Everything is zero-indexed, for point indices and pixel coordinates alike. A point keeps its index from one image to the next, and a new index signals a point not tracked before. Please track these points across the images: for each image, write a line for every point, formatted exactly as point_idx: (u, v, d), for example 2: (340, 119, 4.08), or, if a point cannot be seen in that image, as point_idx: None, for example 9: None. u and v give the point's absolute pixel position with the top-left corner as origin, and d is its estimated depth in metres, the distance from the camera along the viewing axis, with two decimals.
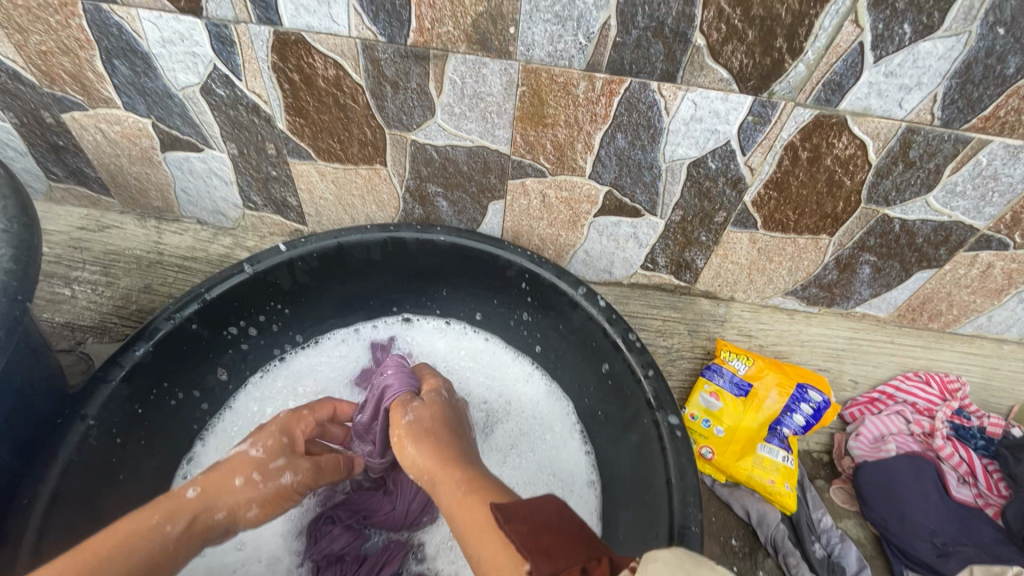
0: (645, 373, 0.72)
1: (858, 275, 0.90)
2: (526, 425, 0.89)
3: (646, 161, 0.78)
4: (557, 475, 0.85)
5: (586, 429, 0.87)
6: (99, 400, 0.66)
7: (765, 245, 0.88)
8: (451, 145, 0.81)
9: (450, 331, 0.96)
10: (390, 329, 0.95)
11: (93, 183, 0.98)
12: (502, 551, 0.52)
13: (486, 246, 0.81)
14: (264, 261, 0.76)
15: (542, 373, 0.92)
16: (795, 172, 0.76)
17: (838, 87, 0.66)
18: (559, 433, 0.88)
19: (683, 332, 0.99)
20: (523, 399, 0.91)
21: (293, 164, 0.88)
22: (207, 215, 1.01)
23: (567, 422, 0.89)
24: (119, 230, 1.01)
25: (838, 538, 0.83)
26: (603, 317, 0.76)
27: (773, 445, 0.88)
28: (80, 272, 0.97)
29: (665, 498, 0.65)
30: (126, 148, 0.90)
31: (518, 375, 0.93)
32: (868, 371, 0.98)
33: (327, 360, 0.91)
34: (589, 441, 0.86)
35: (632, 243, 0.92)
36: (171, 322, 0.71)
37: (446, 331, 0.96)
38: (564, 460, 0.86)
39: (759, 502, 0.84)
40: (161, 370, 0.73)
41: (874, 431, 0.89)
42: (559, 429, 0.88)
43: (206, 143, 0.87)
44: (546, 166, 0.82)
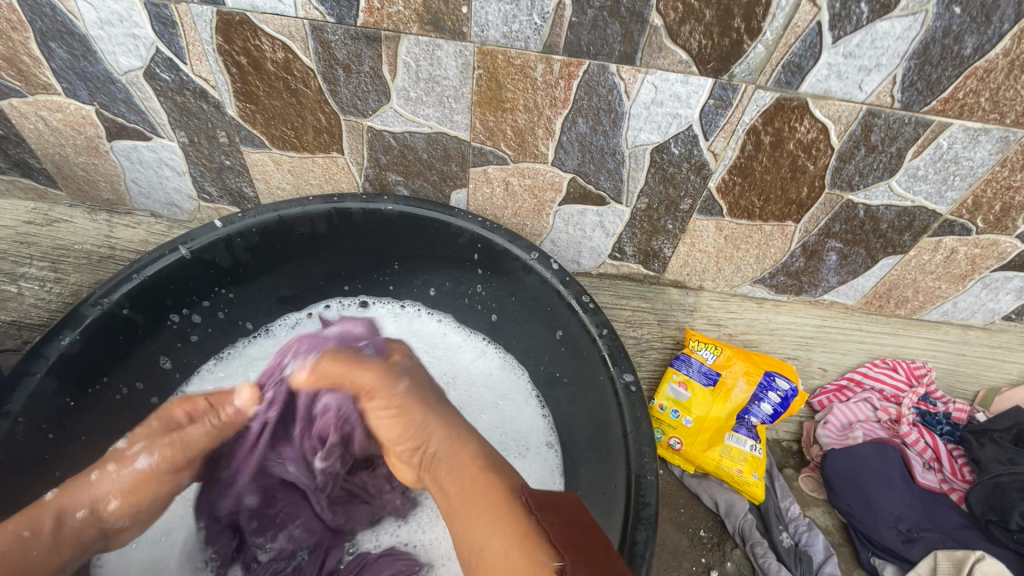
0: (600, 332, 0.72)
1: (825, 263, 0.90)
2: (476, 393, 0.88)
3: (608, 147, 0.76)
4: (509, 437, 0.84)
5: (543, 395, 0.86)
6: (23, 394, 0.62)
7: (731, 233, 0.87)
8: (409, 132, 0.79)
9: (403, 314, 0.93)
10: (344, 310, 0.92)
11: (39, 175, 0.93)
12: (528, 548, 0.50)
13: (436, 214, 0.79)
14: (199, 240, 0.74)
15: (497, 347, 0.91)
16: (758, 157, 0.75)
17: (797, 69, 0.65)
18: (515, 400, 0.87)
19: (652, 322, 0.97)
20: (472, 372, 0.90)
21: (246, 153, 0.85)
22: (161, 208, 0.97)
23: (523, 390, 0.88)
24: (69, 224, 0.97)
25: (805, 526, 0.83)
26: (557, 280, 0.76)
27: (741, 434, 0.87)
28: (27, 268, 0.92)
29: (622, 450, 0.65)
30: (71, 137, 0.86)
31: (468, 351, 0.92)
32: (837, 358, 0.97)
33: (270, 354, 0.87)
34: (546, 405, 0.85)
35: (598, 232, 0.91)
36: (98, 308, 0.68)
37: (398, 314, 0.93)
38: (520, 423, 0.85)
39: (726, 492, 0.84)
40: (94, 359, 0.69)
41: (842, 418, 0.89)
42: (514, 397, 0.87)
43: (154, 132, 0.83)
44: (507, 153, 0.79)
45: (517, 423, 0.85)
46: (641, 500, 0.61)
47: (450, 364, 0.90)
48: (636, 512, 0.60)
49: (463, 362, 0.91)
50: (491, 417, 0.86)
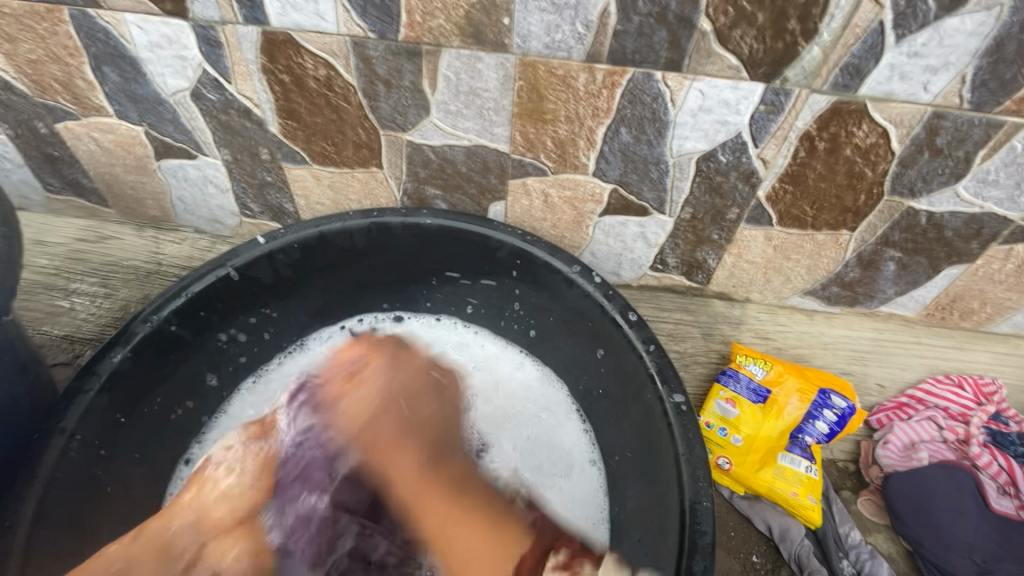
0: (646, 349, 0.69)
1: (882, 273, 0.85)
2: (518, 407, 0.86)
3: (652, 156, 0.74)
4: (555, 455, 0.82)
5: (585, 409, 0.83)
6: (77, 410, 0.63)
7: (781, 242, 0.84)
8: (448, 145, 0.78)
9: (440, 327, 0.92)
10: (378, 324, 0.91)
11: (90, 194, 0.97)
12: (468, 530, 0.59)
13: (475, 227, 0.78)
14: (242, 257, 0.75)
15: (534, 361, 0.89)
16: (812, 164, 0.72)
17: (857, 71, 0.61)
18: (555, 417, 0.85)
19: (696, 336, 0.94)
20: (512, 388, 0.88)
21: (287, 169, 0.86)
22: (205, 224, 0.99)
23: (564, 404, 0.86)
24: (118, 241, 1.00)
25: (867, 554, 0.78)
26: (599, 294, 0.74)
27: (795, 454, 0.82)
28: (79, 284, 0.95)
29: (675, 473, 0.62)
30: (121, 157, 0.88)
31: (508, 365, 0.89)
32: (895, 374, 0.92)
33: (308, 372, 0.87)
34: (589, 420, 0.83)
35: (639, 243, 0.88)
36: (148, 325, 0.69)
37: (435, 327, 0.92)
38: (561, 440, 0.83)
39: (781, 516, 0.80)
40: (143, 375, 0.70)
41: (904, 438, 0.84)
42: (554, 414, 0.85)
43: (200, 150, 0.85)
44: (547, 164, 0.78)
45: (559, 438, 0.83)
46: (697, 527, 0.58)
47: (491, 379, 0.88)
48: (692, 540, 0.57)
49: (503, 377, 0.89)
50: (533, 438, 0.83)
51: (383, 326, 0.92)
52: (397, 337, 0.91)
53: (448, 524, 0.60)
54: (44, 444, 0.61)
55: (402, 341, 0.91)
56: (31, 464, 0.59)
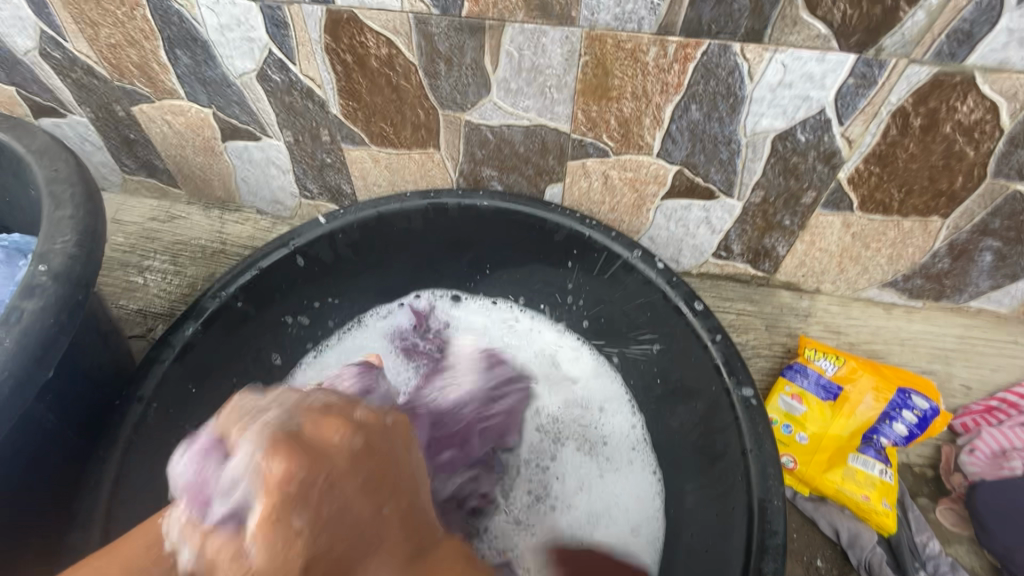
0: (713, 339, 0.66)
1: (976, 264, 0.78)
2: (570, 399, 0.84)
3: (723, 135, 0.70)
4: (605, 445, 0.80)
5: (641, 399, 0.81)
6: (153, 380, 0.66)
7: (860, 230, 0.78)
8: (507, 124, 0.76)
9: (496, 311, 0.91)
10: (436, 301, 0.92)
11: (162, 175, 1.01)
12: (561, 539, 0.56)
13: (533, 209, 0.76)
14: (304, 236, 0.76)
15: (591, 348, 0.87)
16: (904, 143, 0.66)
17: (967, 38, 0.55)
18: (611, 405, 0.83)
19: (760, 327, 0.89)
20: (567, 375, 0.86)
21: (346, 150, 0.87)
22: (266, 205, 1.02)
23: (619, 392, 0.84)
24: (186, 220, 1.04)
25: (947, 567, 0.72)
26: (663, 281, 0.71)
27: (868, 456, 0.78)
28: (151, 261, 1.00)
29: (741, 470, 0.59)
30: (190, 138, 0.92)
31: (563, 351, 0.88)
32: (983, 375, 0.84)
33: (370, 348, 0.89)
34: (641, 411, 0.81)
35: (703, 229, 0.84)
36: (217, 300, 0.71)
37: (491, 310, 0.92)
38: (617, 426, 0.81)
39: (849, 520, 0.75)
40: (213, 349, 0.73)
41: (993, 444, 0.77)
42: (609, 400, 0.83)
43: (263, 132, 0.87)
44: (609, 145, 0.75)
45: (608, 427, 0.81)
46: (766, 527, 0.55)
47: (547, 367, 0.87)
48: (761, 541, 0.55)
49: (559, 364, 0.87)
50: (586, 428, 0.82)
51: (441, 304, 0.92)
52: (452, 316, 0.92)
53: None
54: (124, 410, 0.64)
55: (457, 321, 0.91)
56: (113, 429, 0.63)
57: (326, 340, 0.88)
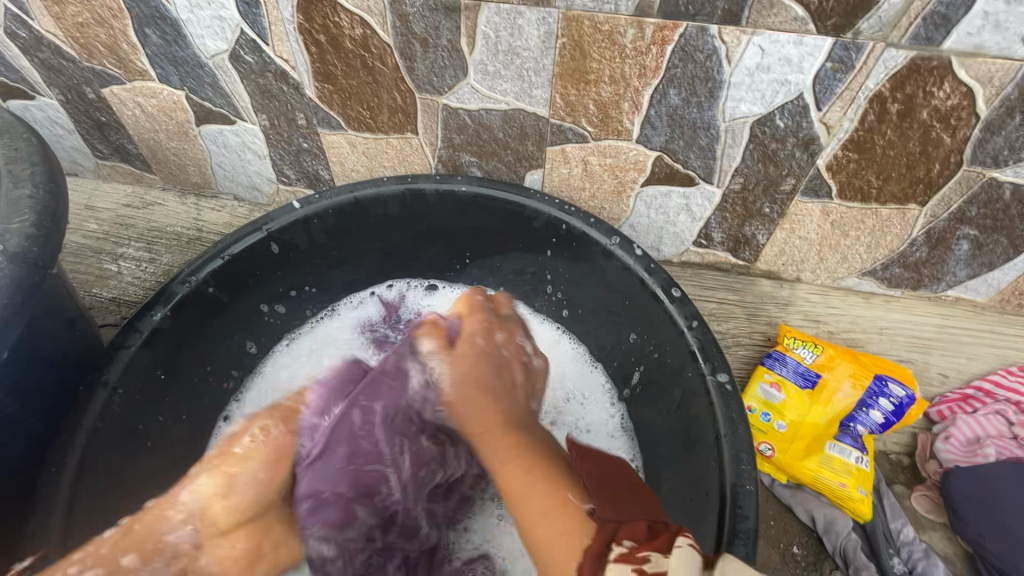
0: (689, 325, 0.65)
1: (953, 252, 0.78)
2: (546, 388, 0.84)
3: (702, 121, 0.69)
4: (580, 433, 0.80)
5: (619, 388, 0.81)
6: (119, 365, 0.64)
7: (839, 218, 0.78)
8: (485, 109, 0.75)
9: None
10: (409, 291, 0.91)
11: (136, 160, 0.99)
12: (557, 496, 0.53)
13: (511, 194, 0.75)
14: (278, 221, 0.74)
15: (570, 336, 0.87)
16: (882, 130, 0.65)
17: (943, 21, 0.54)
18: (588, 393, 0.82)
19: (740, 316, 0.89)
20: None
21: (323, 135, 0.85)
22: (244, 191, 1.00)
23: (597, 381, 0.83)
24: (162, 207, 1.02)
25: (921, 553, 0.72)
26: (640, 267, 0.70)
27: (845, 444, 0.78)
28: (125, 248, 0.98)
29: (714, 455, 0.59)
30: (163, 122, 0.89)
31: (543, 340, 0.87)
32: (960, 363, 0.85)
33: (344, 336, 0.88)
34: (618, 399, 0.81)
35: (683, 217, 0.84)
36: (187, 285, 0.70)
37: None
38: (592, 412, 0.81)
39: (825, 507, 0.75)
40: (183, 335, 0.71)
41: (967, 432, 0.78)
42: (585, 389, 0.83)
43: (238, 115, 0.85)
44: (588, 130, 0.74)
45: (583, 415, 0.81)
46: (738, 512, 0.55)
47: None
48: (732, 525, 0.54)
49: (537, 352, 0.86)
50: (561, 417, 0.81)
51: (413, 295, 0.91)
52: (425, 306, 0.91)
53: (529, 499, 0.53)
54: (88, 396, 0.62)
55: (431, 309, 0.90)
56: (77, 416, 0.61)
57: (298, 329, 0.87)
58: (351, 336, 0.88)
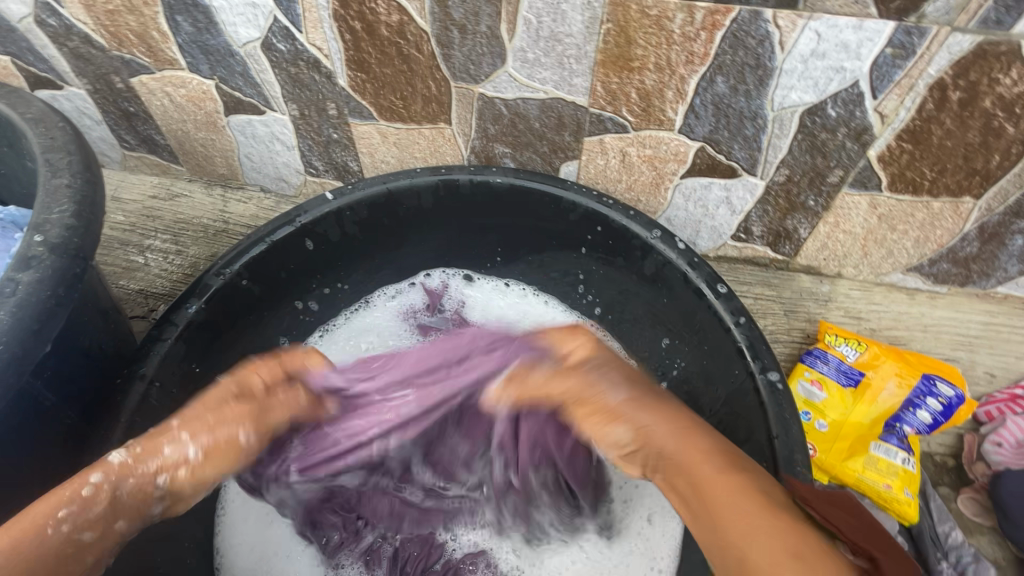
0: (735, 321, 0.63)
1: (1006, 248, 0.75)
2: None
3: (749, 110, 0.67)
4: None
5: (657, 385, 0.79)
6: (155, 359, 0.63)
7: (887, 211, 0.75)
8: (522, 98, 0.73)
9: (509, 293, 0.89)
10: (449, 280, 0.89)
11: (163, 151, 0.98)
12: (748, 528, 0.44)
13: (548, 186, 0.74)
14: (311, 212, 0.73)
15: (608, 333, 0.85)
16: (940, 119, 0.63)
17: (1017, 3, 0.51)
18: None
19: (778, 312, 0.87)
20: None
21: (353, 125, 0.84)
22: (270, 183, 0.99)
23: None
24: (188, 199, 1.01)
25: (971, 557, 0.70)
26: (683, 261, 0.68)
27: (891, 444, 0.75)
28: (152, 240, 0.98)
29: (766, 456, 0.57)
30: (192, 112, 0.88)
31: None
32: (1008, 362, 0.82)
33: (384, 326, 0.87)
34: None
35: (722, 210, 0.82)
36: (221, 278, 0.69)
37: (505, 292, 0.89)
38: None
39: (869, 509, 0.73)
40: (217, 328, 0.70)
41: (1018, 434, 0.75)
42: None
43: (268, 105, 0.84)
44: (628, 120, 0.72)
45: None
46: None
47: None
48: None
49: None
50: None
51: (455, 284, 0.90)
52: (469, 297, 0.89)
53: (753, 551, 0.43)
54: (126, 389, 0.61)
55: (474, 301, 0.89)
56: (114, 409, 0.60)
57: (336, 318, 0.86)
58: (391, 326, 0.87)
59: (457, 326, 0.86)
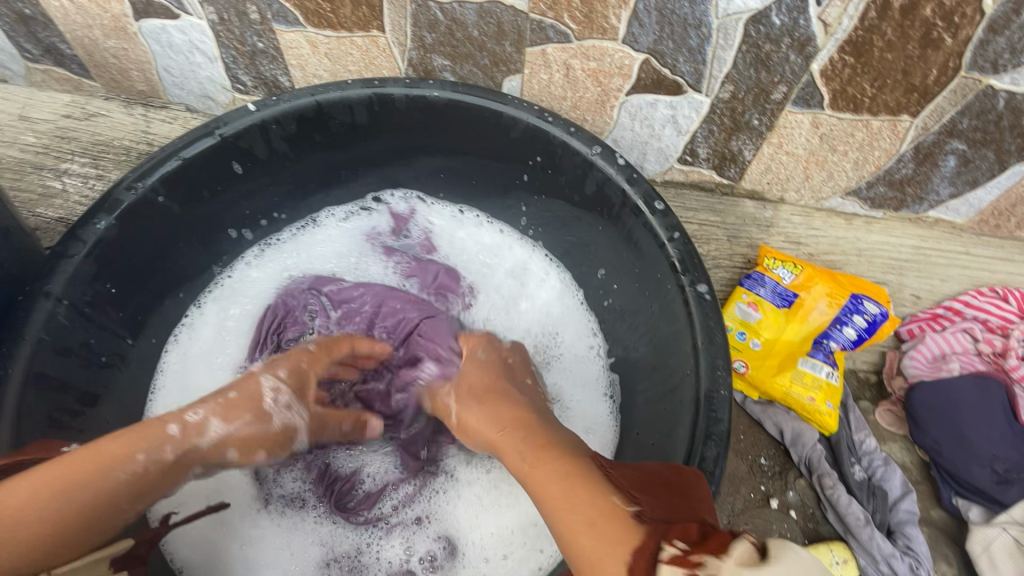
0: (669, 238, 0.63)
1: (940, 169, 0.76)
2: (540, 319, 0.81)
3: (693, 16, 0.64)
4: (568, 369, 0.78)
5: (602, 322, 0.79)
6: (63, 276, 0.60)
7: (829, 130, 0.74)
8: (457, 1, 0.68)
9: (464, 221, 0.86)
10: (409, 203, 0.86)
11: (71, 64, 0.89)
12: (604, 515, 0.39)
13: (487, 100, 0.70)
14: (232, 124, 0.67)
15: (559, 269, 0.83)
16: (882, 28, 0.61)
17: None
18: (576, 337, 0.80)
19: (721, 238, 0.88)
20: (535, 297, 0.83)
21: (279, 32, 0.77)
22: (196, 101, 0.92)
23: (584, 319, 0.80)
24: (106, 118, 0.93)
25: (881, 460, 0.77)
26: (622, 177, 0.66)
27: (818, 359, 0.79)
28: (70, 164, 0.91)
29: (690, 365, 0.59)
30: (97, 16, 0.79)
31: (538, 274, 0.84)
32: (933, 285, 0.86)
33: (332, 244, 0.84)
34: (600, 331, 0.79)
35: (668, 130, 0.80)
36: (133, 193, 0.63)
37: (462, 220, 0.86)
38: (581, 351, 0.79)
39: (794, 420, 0.78)
40: (131, 247, 0.66)
41: (934, 349, 0.80)
42: (574, 326, 0.80)
43: (181, 8, 0.75)
44: (571, 28, 0.68)
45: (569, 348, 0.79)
46: (711, 415, 0.55)
47: (526, 284, 0.83)
48: (705, 428, 0.55)
49: (532, 284, 0.83)
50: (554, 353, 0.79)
51: (420, 209, 0.86)
52: (434, 226, 0.86)
53: (565, 501, 0.41)
54: (30, 305, 0.58)
55: (439, 231, 0.86)
56: (17, 325, 0.57)
57: (273, 237, 0.82)
58: (343, 248, 0.84)
59: (424, 253, 0.86)
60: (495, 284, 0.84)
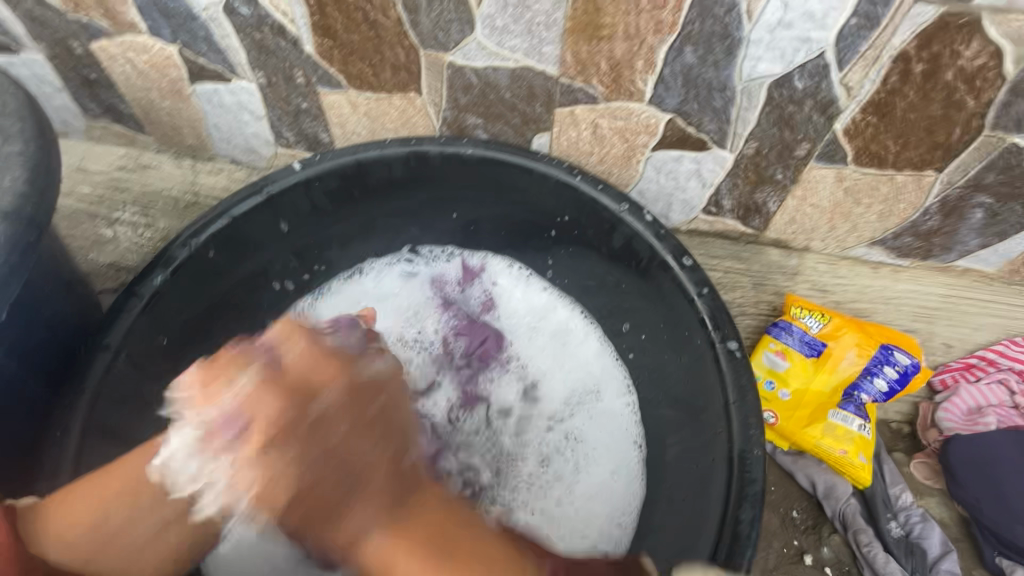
0: (698, 292, 0.64)
1: (967, 221, 0.77)
2: (577, 378, 0.82)
3: (718, 80, 0.67)
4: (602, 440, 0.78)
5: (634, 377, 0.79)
6: (120, 330, 0.63)
7: (853, 184, 0.76)
8: (491, 67, 0.72)
9: (520, 280, 0.88)
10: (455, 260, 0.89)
11: (128, 120, 0.95)
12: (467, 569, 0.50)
13: (519, 158, 0.73)
14: (278, 182, 0.72)
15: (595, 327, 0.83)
16: (904, 92, 0.63)
17: None
18: (608, 396, 0.80)
19: (747, 286, 0.90)
20: (574, 355, 0.83)
21: (323, 94, 0.82)
22: (241, 154, 0.98)
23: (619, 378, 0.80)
24: (156, 170, 0.99)
25: (918, 517, 0.75)
26: (650, 234, 0.69)
27: (848, 412, 0.78)
28: (121, 213, 0.97)
29: (722, 423, 0.60)
30: (156, 80, 0.86)
31: (575, 331, 0.84)
32: (965, 334, 0.85)
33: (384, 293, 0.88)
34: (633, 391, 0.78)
35: (693, 182, 0.82)
36: (186, 250, 0.68)
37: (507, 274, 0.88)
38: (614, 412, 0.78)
39: (826, 473, 0.77)
40: (182, 299, 0.70)
41: (969, 401, 0.78)
42: (608, 386, 0.80)
43: (234, 73, 0.82)
44: (599, 90, 0.71)
45: (603, 412, 0.79)
46: (746, 475, 0.56)
47: (565, 344, 0.84)
48: (740, 489, 0.56)
49: (569, 342, 0.84)
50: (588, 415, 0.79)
51: (494, 266, 0.88)
52: (497, 287, 0.88)
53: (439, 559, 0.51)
54: (91, 357, 0.62)
55: (501, 292, 0.87)
56: (79, 377, 0.61)
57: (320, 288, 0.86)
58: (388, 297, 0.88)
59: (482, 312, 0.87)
60: (534, 342, 0.85)
